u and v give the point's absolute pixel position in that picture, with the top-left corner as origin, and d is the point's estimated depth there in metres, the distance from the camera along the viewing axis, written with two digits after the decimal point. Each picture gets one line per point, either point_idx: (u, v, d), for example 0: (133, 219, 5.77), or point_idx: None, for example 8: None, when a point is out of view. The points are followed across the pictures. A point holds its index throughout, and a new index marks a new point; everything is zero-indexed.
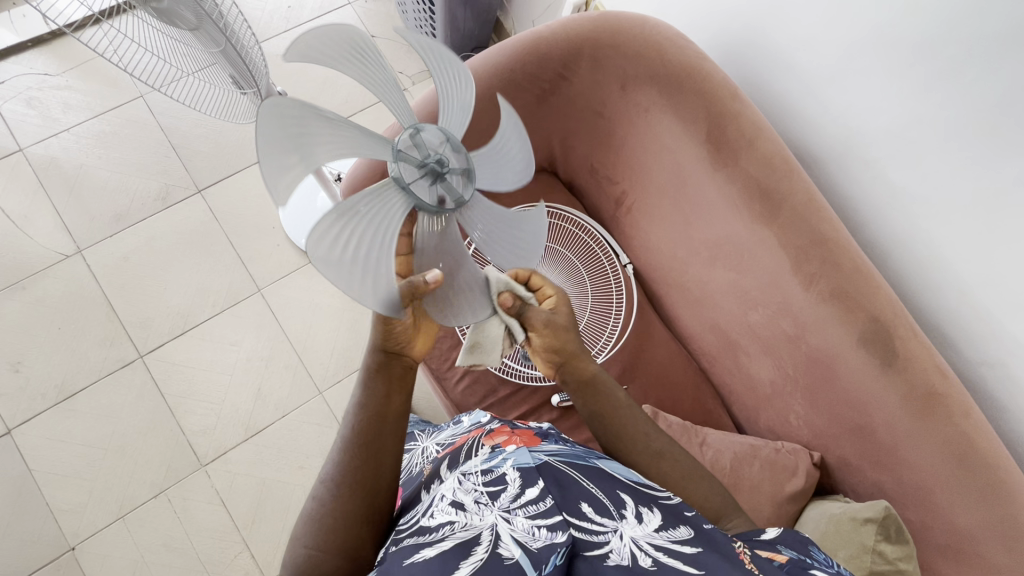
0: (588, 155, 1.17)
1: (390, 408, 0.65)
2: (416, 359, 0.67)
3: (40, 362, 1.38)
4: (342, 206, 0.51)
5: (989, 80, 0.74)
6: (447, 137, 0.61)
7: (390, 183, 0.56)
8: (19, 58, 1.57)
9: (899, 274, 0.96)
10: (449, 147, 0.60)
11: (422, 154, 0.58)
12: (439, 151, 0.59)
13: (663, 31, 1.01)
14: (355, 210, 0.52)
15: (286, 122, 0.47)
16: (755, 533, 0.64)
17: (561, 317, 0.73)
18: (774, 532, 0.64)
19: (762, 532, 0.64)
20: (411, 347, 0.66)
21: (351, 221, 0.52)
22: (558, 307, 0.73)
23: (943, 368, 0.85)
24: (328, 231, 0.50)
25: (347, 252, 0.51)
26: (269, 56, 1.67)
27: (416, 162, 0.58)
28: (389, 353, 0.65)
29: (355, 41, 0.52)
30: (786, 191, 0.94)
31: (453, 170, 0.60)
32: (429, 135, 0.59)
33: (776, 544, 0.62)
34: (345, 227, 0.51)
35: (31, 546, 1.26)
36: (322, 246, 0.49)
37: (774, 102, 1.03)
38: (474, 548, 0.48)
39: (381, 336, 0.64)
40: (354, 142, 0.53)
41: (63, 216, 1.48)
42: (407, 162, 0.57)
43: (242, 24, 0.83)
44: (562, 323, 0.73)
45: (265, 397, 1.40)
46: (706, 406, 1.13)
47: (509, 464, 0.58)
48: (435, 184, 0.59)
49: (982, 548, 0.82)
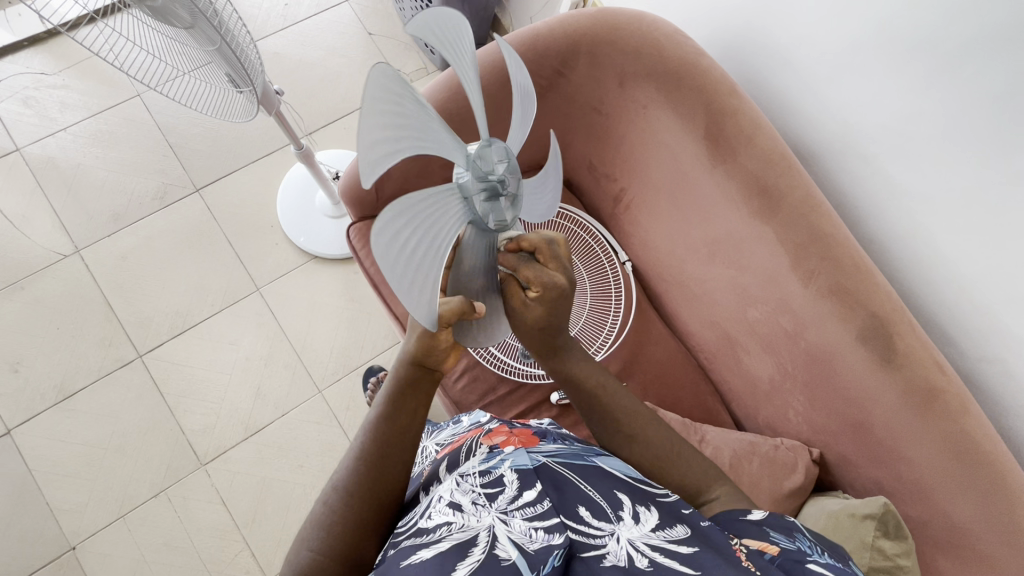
0: (587, 151, 1.16)
1: (391, 415, 0.64)
2: (441, 373, 0.68)
3: (39, 361, 1.38)
4: (406, 203, 0.49)
5: (987, 76, 0.74)
6: (507, 159, 0.60)
7: (454, 190, 0.56)
8: (15, 57, 1.57)
9: (898, 270, 0.95)
10: (507, 169, 0.60)
11: (486, 170, 0.57)
12: (499, 170, 0.59)
13: (661, 27, 1.01)
14: (416, 210, 0.50)
15: (384, 107, 0.45)
16: (740, 514, 0.63)
17: (533, 314, 0.66)
18: (760, 514, 0.63)
19: (747, 513, 0.63)
20: (442, 363, 0.67)
21: (411, 220, 0.50)
22: (537, 305, 0.66)
23: (942, 363, 0.86)
24: (391, 225, 0.47)
25: (401, 250, 0.49)
26: (266, 54, 1.66)
27: (480, 176, 0.57)
28: (422, 367, 0.65)
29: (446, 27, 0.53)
30: (785, 187, 0.94)
31: (507, 193, 0.60)
32: (494, 150, 0.58)
33: (763, 527, 0.61)
34: (403, 225, 0.49)
35: (32, 546, 1.26)
36: (384, 240, 0.47)
37: (773, 98, 1.03)
38: (471, 550, 0.48)
39: (422, 349, 0.64)
40: (434, 130, 0.52)
41: (60, 215, 1.48)
42: (473, 175, 0.56)
43: (238, 22, 0.83)
44: (533, 320, 0.67)
45: (265, 396, 1.40)
46: (706, 403, 1.13)
47: (508, 465, 0.59)
48: (491, 202, 0.59)
49: (982, 544, 0.82)
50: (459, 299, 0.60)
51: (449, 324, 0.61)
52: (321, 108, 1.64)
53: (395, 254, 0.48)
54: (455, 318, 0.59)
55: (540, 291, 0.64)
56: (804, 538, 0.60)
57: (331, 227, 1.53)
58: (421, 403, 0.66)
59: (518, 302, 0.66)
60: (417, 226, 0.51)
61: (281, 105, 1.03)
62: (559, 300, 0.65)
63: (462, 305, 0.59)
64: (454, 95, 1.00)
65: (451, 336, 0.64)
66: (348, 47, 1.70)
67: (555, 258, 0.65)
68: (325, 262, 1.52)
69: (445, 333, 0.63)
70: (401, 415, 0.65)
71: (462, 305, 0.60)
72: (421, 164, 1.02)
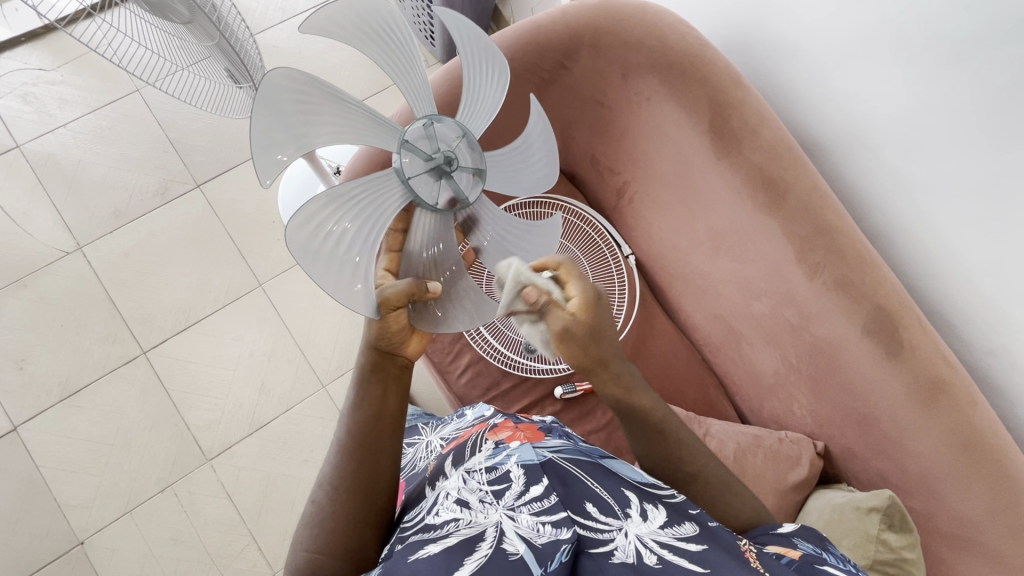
0: (589, 144, 1.15)
1: (384, 408, 0.63)
2: (410, 358, 0.65)
3: (43, 358, 1.38)
4: (330, 88, 0.57)
5: (993, 68, 0.73)
6: (478, 176, 0.67)
7: (395, 134, 0.62)
8: (14, 53, 1.56)
9: (902, 260, 0.95)
10: (474, 179, 0.67)
11: (442, 146, 0.64)
12: (463, 167, 0.65)
13: (665, 17, 0.99)
14: (328, 103, 0.57)
15: (375, 11, 0.58)
16: (770, 528, 0.64)
17: (579, 328, 0.63)
18: (790, 527, 0.64)
19: (777, 527, 0.64)
20: (405, 347, 0.64)
21: (315, 105, 0.56)
22: (581, 312, 0.63)
23: (949, 356, 0.85)
24: (297, 82, 0.54)
25: (290, 103, 0.54)
26: (264, 47, 1.65)
27: (432, 147, 0.63)
28: (383, 352, 0.63)
29: (499, 73, 0.69)
30: (789, 179, 0.93)
31: (452, 185, 0.64)
32: (465, 155, 0.65)
33: (791, 537, 0.62)
34: (297, 94, 0.54)
35: (40, 542, 1.27)
36: (280, 88, 0.52)
37: (778, 90, 1.02)
38: (478, 544, 0.48)
39: (375, 334, 0.62)
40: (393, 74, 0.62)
41: (62, 212, 1.47)
42: (428, 136, 0.63)
43: (238, 17, 0.81)
44: (582, 335, 0.63)
45: (268, 390, 1.40)
46: (709, 396, 1.13)
47: (514, 460, 0.59)
48: (435, 178, 0.63)
49: (985, 536, 0.83)
50: (408, 281, 0.61)
51: (401, 306, 0.62)
52: None
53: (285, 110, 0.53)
54: (402, 300, 0.61)
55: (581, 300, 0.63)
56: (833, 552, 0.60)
57: None
58: (393, 390, 0.63)
59: (564, 319, 0.63)
60: (320, 123, 0.57)
61: None
62: (597, 304, 0.65)
63: (409, 287, 0.61)
64: (455, 90, 0.98)
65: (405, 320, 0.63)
66: None
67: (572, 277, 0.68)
68: None
69: (395, 315, 0.62)
70: (388, 413, 0.63)
71: (411, 287, 0.61)
72: None
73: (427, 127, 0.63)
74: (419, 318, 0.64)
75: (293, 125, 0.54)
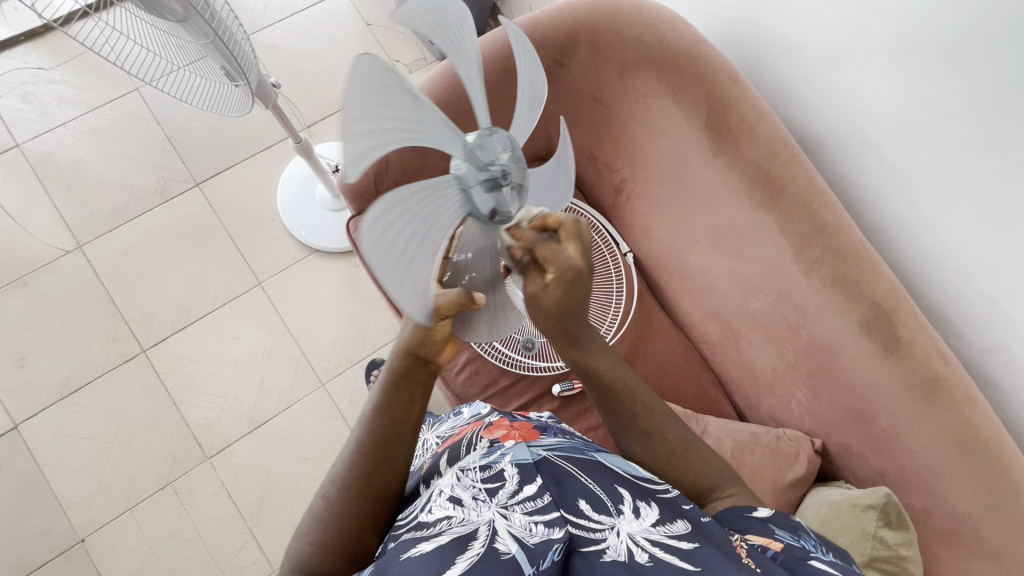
0: (586, 142, 1.15)
1: (409, 416, 0.63)
2: (440, 364, 0.65)
3: (43, 356, 1.39)
4: (416, 93, 0.45)
5: (990, 63, 0.73)
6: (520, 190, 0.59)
7: (457, 139, 0.52)
8: (12, 52, 1.56)
9: (900, 257, 0.95)
10: (517, 196, 0.59)
11: (499, 159, 0.55)
12: (512, 182, 0.57)
13: (662, 15, 1.00)
14: (412, 107, 0.46)
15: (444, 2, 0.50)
16: (747, 511, 0.63)
17: (548, 299, 0.61)
18: (766, 511, 0.63)
19: (753, 510, 0.63)
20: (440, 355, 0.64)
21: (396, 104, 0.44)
22: (553, 287, 0.60)
23: (945, 352, 0.86)
24: (386, 80, 0.42)
25: (376, 96, 0.42)
26: (262, 46, 1.65)
27: (491, 159, 0.54)
28: (418, 359, 0.63)
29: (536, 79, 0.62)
30: (786, 176, 0.93)
31: (503, 200, 0.57)
32: (516, 169, 0.57)
33: (769, 524, 0.61)
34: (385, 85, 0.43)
35: (41, 539, 1.28)
36: (368, 81, 0.41)
37: (775, 86, 1.02)
38: (470, 543, 0.49)
39: (417, 340, 0.61)
40: (460, 64, 0.54)
41: (61, 211, 1.48)
42: (488, 146, 0.54)
43: (231, 15, 0.82)
44: (549, 305, 0.61)
45: (268, 389, 1.41)
46: (708, 394, 1.13)
47: (508, 460, 0.59)
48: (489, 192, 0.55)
49: (982, 532, 0.82)
50: (456, 290, 0.58)
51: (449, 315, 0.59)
52: (320, 101, 1.62)
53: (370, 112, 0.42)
54: (453, 310, 0.58)
55: (556, 275, 0.59)
56: (810, 536, 0.60)
57: (330, 220, 1.52)
58: (419, 397, 0.64)
59: (533, 286, 0.61)
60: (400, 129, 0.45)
61: (276, 98, 1.02)
62: (577, 282, 0.60)
63: (461, 296, 0.58)
64: (452, 87, 0.98)
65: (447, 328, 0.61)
66: (346, 39, 1.68)
67: (576, 236, 0.61)
68: (326, 257, 1.52)
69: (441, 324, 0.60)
70: (412, 420, 0.63)
71: (461, 296, 0.58)
72: (419, 157, 1.02)
73: (484, 136, 0.54)
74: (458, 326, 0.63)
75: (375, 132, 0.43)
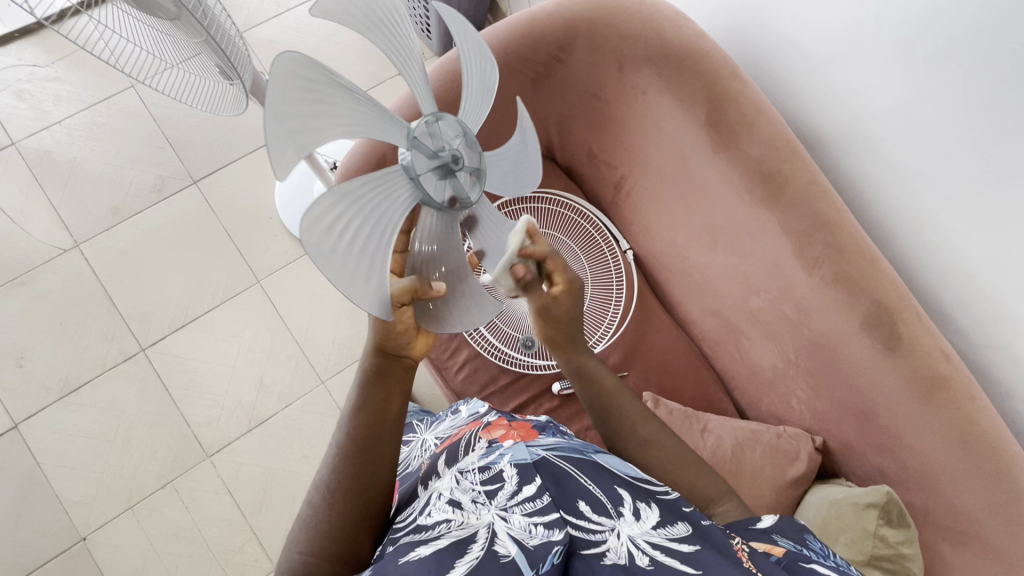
0: (586, 139, 1.14)
1: (387, 412, 0.62)
2: (415, 359, 0.64)
3: (41, 357, 1.38)
4: (344, 84, 0.49)
5: (995, 59, 0.71)
6: (478, 175, 0.61)
7: (401, 127, 0.55)
8: (7, 50, 1.55)
9: (902, 253, 0.94)
10: (473, 181, 0.60)
11: (447, 145, 0.57)
12: (467, 167, 0.59)
13: (661, 10, 0.98)
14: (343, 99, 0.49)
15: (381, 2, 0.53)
16: (750, 522, 0.63)
17: (561, 305, 0.74)
18: (769, 521, 0.63)
19: (756, 521, 0.63)
20: (409, 348, 0.63)
21: (327, 98, 0.48)
22: (563, 297, 0.74)
23: (948, 351, 0.85)
24: (312, 74, 0.45)
25: (303, 89, 0.45)
26: (259, 41, 1.64)
27: (435, 148, 0.56)
28: (388, 355, 0.63)
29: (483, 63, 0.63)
30: (787, 173, 0.92)
31: (458, 184, 0.59)
32: (470, 154, 0.59)
33: (771, 534, 0.61)
34: (313, 81, 0.46)
35: (43, 538, 1.28)
36: (292, 77, 0.44)
37: (776, 81, 1.00)
38: (469, 547, 0.49)
39: (381, 334, 0.61)
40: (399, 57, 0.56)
41: (58, 209, 1.47)
42: (437, 134, 0.57)
43: (224, 13, 0.81)
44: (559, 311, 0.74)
45: (267, 386, 1.41)
46: (708, 393, 1.12)
47: (506, 460, 0.58)
48: (443, 177, 0.57)
49: (984, 530, 0.82)
50: (410, 278, 0.58)
51: (405, 303, 0.59)
52: None
53: (295, 101, 0.45)
54: (407, 297, 0.58)
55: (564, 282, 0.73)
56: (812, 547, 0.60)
57: None
58: (397, 392, 0.63)
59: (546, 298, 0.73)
60: (330, 121, 0.48)
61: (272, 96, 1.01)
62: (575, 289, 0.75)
63: (414, 283, 0.58)
64: (450, 84, 0.98)
65: (411, 318, 0.61)
66: (345, 33, 1.67)
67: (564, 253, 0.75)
68: None
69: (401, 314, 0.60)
70: (388, 419, 0.62)
71: (413, 284, 0.58)
72: None
73: (431, 123, 0.57)
74: (422, 317, 0.62)
75: (307, 122, 0.46)
